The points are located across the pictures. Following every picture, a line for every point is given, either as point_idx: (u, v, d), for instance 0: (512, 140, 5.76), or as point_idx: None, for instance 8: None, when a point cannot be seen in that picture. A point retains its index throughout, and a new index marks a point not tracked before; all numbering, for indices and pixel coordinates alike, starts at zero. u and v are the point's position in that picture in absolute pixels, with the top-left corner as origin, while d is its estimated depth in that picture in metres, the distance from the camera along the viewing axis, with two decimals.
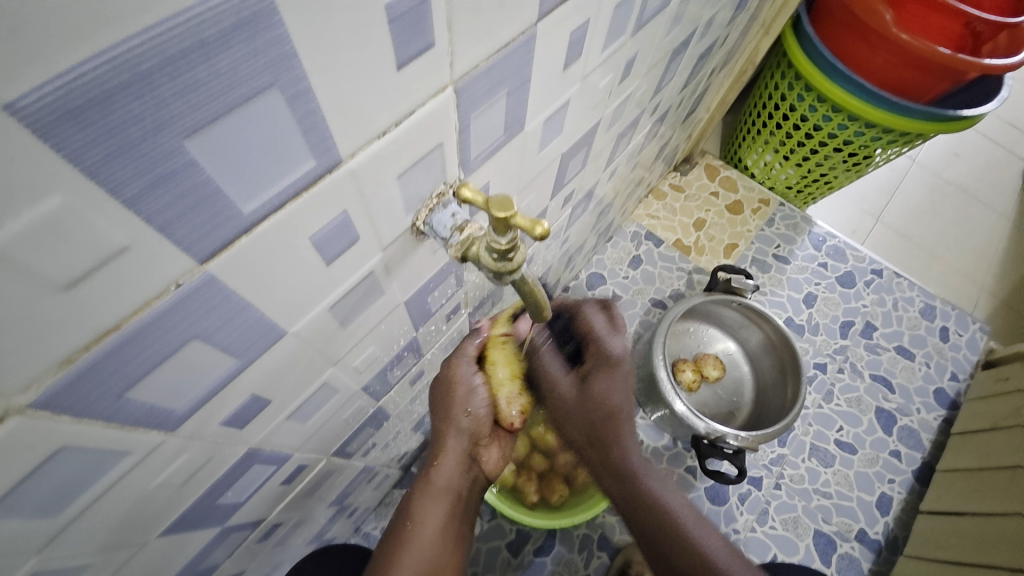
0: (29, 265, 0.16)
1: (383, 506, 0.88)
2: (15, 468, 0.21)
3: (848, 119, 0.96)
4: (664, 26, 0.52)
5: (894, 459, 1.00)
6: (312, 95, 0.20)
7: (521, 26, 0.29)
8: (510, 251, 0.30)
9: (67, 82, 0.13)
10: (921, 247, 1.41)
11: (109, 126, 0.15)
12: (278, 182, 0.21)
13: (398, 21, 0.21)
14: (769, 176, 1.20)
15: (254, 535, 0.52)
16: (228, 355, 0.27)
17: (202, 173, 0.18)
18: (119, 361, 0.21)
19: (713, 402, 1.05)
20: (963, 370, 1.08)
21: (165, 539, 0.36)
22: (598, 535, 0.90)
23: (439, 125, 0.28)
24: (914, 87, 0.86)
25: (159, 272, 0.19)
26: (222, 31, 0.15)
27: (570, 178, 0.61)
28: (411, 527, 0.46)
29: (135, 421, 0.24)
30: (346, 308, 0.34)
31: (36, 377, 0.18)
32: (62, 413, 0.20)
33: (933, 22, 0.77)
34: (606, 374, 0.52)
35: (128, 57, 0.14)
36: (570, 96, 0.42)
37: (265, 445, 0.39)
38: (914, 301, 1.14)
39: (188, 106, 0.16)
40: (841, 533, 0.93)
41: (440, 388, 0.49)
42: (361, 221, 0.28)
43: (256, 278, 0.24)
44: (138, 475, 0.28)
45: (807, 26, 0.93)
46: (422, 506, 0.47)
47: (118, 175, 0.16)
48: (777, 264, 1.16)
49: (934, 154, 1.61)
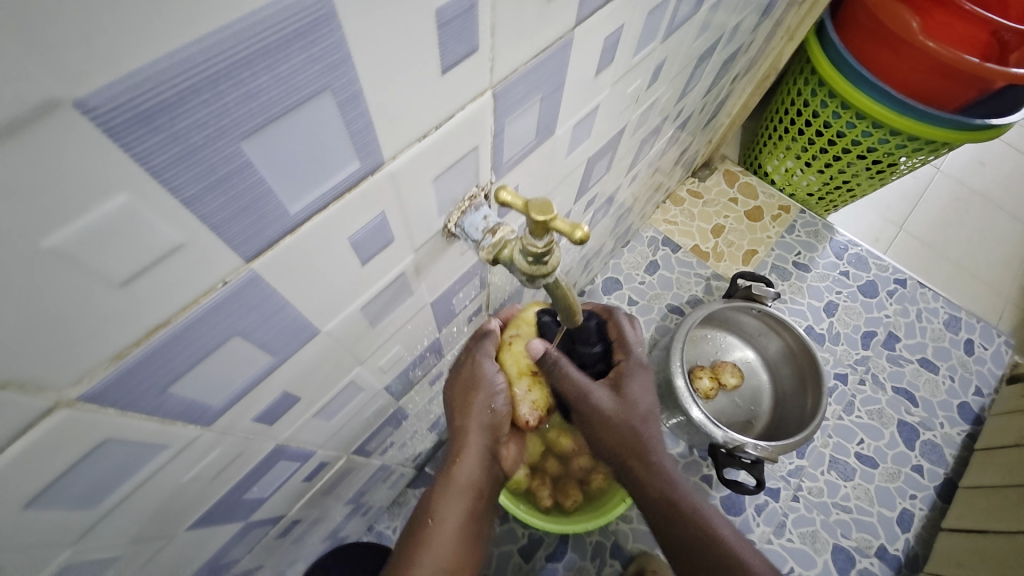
0: (90, 262, 0.16)
1: (396, 505, 0.88)
2: (61, 459, 0.21)
3: (873, 126, 0.94)
4: (693, 33, 0.51)
5: (917, 474, 0.97)
6: (362, 99, 0.20)
7: (559, 31, 0.29)
8: (546, 254, 0.30)
9: (138, 84, 0.13)
10: (945, 257, 1.37)
11: (175, 129, 0.15)
12: (324, 184, 0.21)
13: (447, 26, 0.21)
14: (790, 182, 1.19)
15: (274, 530, 0.52)
16: (265, 353, 0.27)
17: (255, 174, 0.18)
18: (165, 357, 0.21)
19: (730, 411, 1.03)
20: (989, 384, 1.06)
21: (192, 533, 0.37)
22: (611, 542, 0.89)
23: (476, 129, 0.28)
24: (939, 96, 0.84)
25: (209, 270, 0.20)
26: (284, 36, 0.16)
27: (593, 183, 0.60)
28: (432, 524, 0.45)
29: (174, 415, 0.25)
30: (375, 308, 0.34)
31: (89, 370, 0.19)
32: (108, 406, 0.21)
33: (959, 31, 0.76)
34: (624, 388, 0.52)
35: (198, 61, 0.14)
36: (599, 102, 0.42)
37: (291, 442, 0.39)
38: (938, 313, 1.12)
39: (248, 110, 0.16)
40: (860, 549, 0.91)
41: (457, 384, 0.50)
42: (396, 223, 0.29)
43: (296, 277, 0.24)
44: (173, 468, 0.28)
45: (831, 32, 0.91)
46: (444, 503, 0.46)
47: (179, 176, 0.16)
48: (798, 272, 1.14)
49: (960, 163, 1.57)
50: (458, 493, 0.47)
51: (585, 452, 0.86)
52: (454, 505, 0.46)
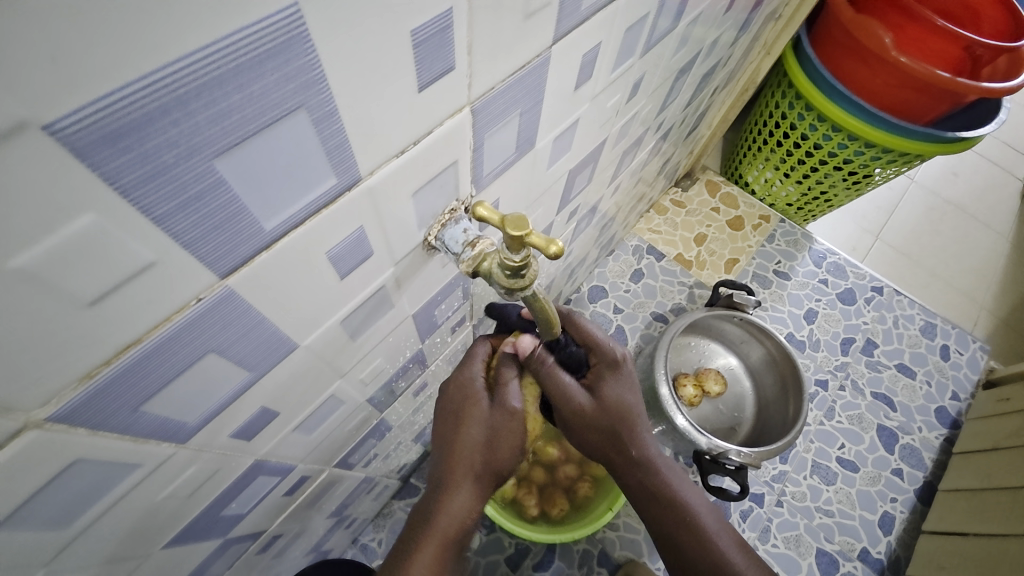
0: (58, 282, 0.16)
1: (381, 518, 0.86)
2: (29, 482, 0.21)
3: (848, 139, 0.97)
4: (671, 48, 0.53)
5: (897, 477, 0.99)
6: (337, 116, 0.20)
7: (536, 48, 0.29)
8: (523, 267, 0.30)
9: (106, 105, 0.13)
10: (920, 265, 1.41)
11: (145, 149, 0.15)
12: (300, 200, 0.21)
13: (422, 46, 0.21)
14: (770, 192, 1.22)
15: (254, 546, 0.51)
16: (241, 368, 0.27)
17: (228, 192, 0.18)
18: (138, 375, 0.21)
19: (714, 417, 1.04)
20: (963, 389, 1.08)
21: (168, 552, 0.36)
22: (598, 551, 0.89)
23: (455, 144, 0.29)
24: (914, 109, 0.87)
25: (182, 288, 0.20)
26: (256, 57, 0.16)
27: (576, 193, 0.61)
28: (408, 575, 0.42)
29: (148, 433, 0.24)
30: (356, 320, 0.34)
31: (57, 392, 0.18)
32: (79, 426, 0.20)
33: (932, 47, 0.79)
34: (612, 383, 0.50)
35: (167, 82, 0.14)
36: (579, 115, 0.43)
37: (271, 456, 0.38)
38: (914, 319, 1.15)
39: (219, 131, 0.16)
40: (843, 553, 0.92)
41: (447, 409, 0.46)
42: (375, 237, 0.29)
43: (272, 292, 0.24)
44: (147, 487, 0.28)
45: (807, 47, 0.94)
46: (422, 552, 0.43)
47: (150, 195, 0.16)
48: (779, 279, 1.16)
49: (932, 173, 1.63)
50: (436, 543, 0.43)
51: (571, 460, 0.89)
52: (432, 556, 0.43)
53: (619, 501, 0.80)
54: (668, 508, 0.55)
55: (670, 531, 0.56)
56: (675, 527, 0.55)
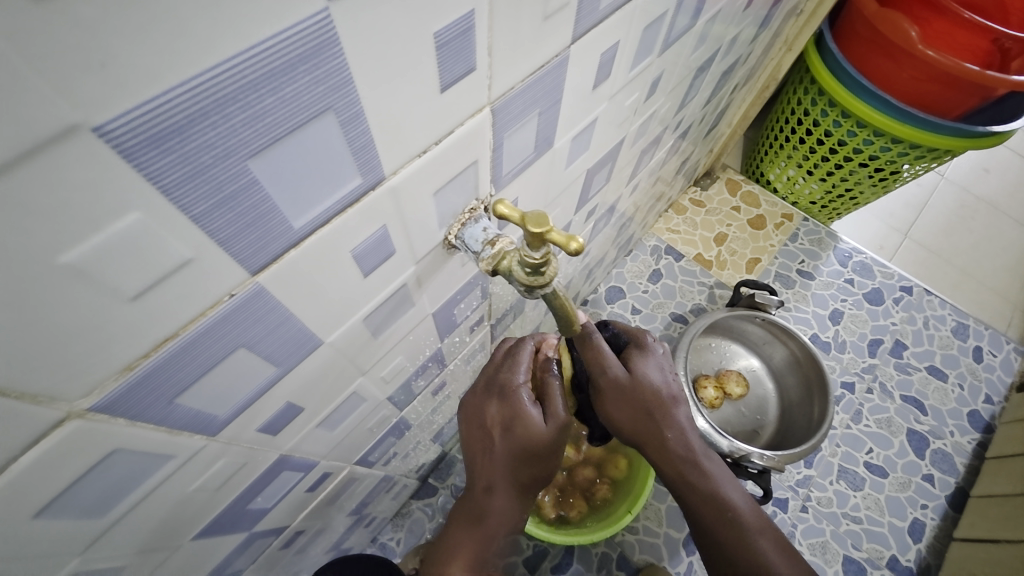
0: (102, 278, 0.17)
1: (400, 517, 0.87)
2: (72, 469, 0.22)
3: (874, 135, 0.95)
4: (690, 46, 0.52)
5: (928, 484, 0.96)
6: (364, 118, 0.21)
7: (555, 48, 0.29)
8: (543, 265, 0.31)
9: (151, 109, 0.14)
10: (951, 264, 1.37)
11: (185, 150, 0.16)
12: (326, 199, 0.22)
13: (445, 47, 0.22)
14: (792, 190, 1.19)
15: (277, 541, 0.52)
16: (269, 364, 0.28)
17: (261, 192, 0.19)
18: (174, 369, 0.22)
19: (736, 420, 1.03)
20: (999, 393, 1.04)
21: (198, 543, 0.37)
22: (617, 554, 0.88)
23: (475, 144, 0.29)
24: (942, 103, 0.84)
25: (217, 284, 0.20)
26: (289, 61, 0.16)
27: (594, 193, 0.61)
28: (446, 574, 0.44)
29: (181, 425, 0.25)
30: (378, 319, 0.35)
31: (99, 383, 0.19)
32: (118, 417, 0.21)
33: (960, 40, 0.77)
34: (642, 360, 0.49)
35: (206, 86, 0.15)
36: (597, 115, 0.43)
37: (295, 452, 0.39)
38: (945, 320, 1.11)
39: (254, 133, 0.17)
40: (871, 560, 0.89)
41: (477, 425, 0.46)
42: (398, 235, 0.29)
43: (299, 290, 0.25)
44: (178, 478, 0.29)
45: (830, 42, 0.92)
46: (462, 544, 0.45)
47: (189, 194, 0.17)
48: (802, 279, 1.14)
49: (964, 169, 1.57)
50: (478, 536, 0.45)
51: (589, 462, 0.89)
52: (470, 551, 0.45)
53: (639, 503, 0.80)
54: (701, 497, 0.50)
55: (709, 527, 0.50)
56: (713, 520, 0.49)
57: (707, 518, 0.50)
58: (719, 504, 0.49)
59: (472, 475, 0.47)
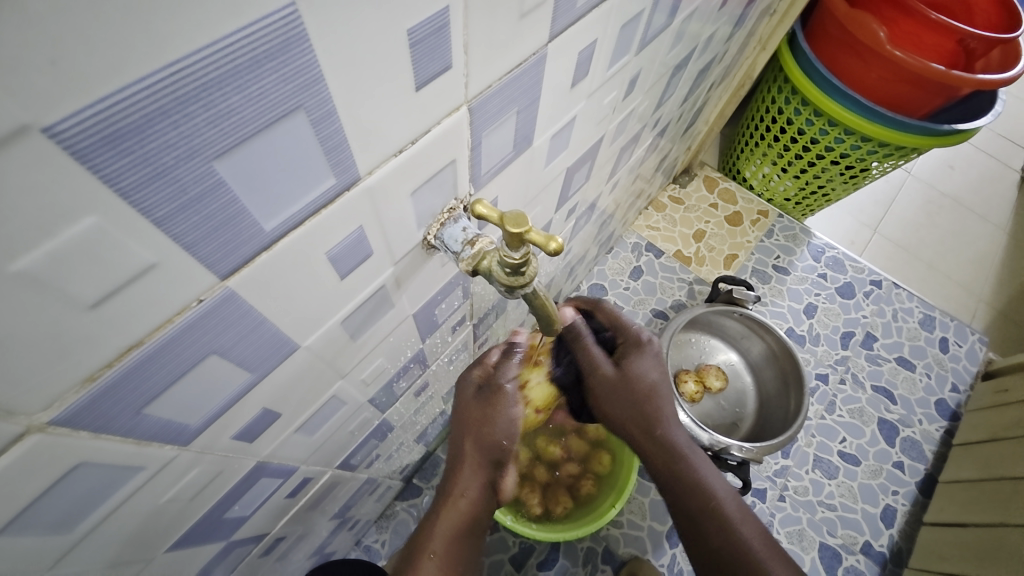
0: (59, 286, 0.16)
1: (384, 519, 0.86)
2: (32, 485, 0.21)
3: (844, 133, 0.97)
4: (667, 44, 0.53)
5: (898, 470, 0.99)
6: (336, 116, 0.20)
7: (533, 46, 0.29)
8: (523, 265, 0.30)
9: (105, 108, 0.13)
10: (918, 258, 1.42)
11: (145, 150, 0.15)
12: (300, 199, 0.21)
13: (419, 45, 0.22)
14: (768, 187, 1.22)
15: (257, 549, 0.51)
16: (243, 369, 0.27)
17: (229, 193, 0.18)
18: (140, 378, 0.21)
19: (716, 413, 1.05)
20: (963, 381, 1.09)
21: (172, 554, 0.36)
22: (602, 549, 0.89)
23: (452, 143, 0.29)
24: (909, 102, 0.87)
25: (183, 289, 0.20)
26: (255, 58, 0.16)
27: (574, 191, 0.61)
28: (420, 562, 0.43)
29: (151, 435, 0.24)
30: (356, 321, 0.34)
31: (59, 395, 0.19)
32: (81, 429, 0.20)
33: (926, 40, 0.79)
34: (637, 359, 0.51)
35: (165, 84, 0.14)
36: (577, 113, 0.43)
37: (273, 459, 0.38)
38: (913, 312, 1.15)
39: (218, 133, 0.17)
40: (846, 546, 0.92)
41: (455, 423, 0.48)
42: (375, 237, 0.29)
43: (272, 294, 0.24)
44: (149, 490, 0.28)
45: (803, 42, 0.94)
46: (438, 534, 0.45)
47: (151, 196, 0.16)
48: (778, 274, 1.16)
49: (929, 166, 1.63)
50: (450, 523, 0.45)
51: (573, 458, 0.89)
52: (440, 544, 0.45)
53: (624, 497, 0.81)
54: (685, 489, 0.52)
55: (696, 516, 0.51)
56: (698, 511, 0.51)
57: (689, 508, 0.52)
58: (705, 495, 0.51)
59: (452, 465, 0.48)
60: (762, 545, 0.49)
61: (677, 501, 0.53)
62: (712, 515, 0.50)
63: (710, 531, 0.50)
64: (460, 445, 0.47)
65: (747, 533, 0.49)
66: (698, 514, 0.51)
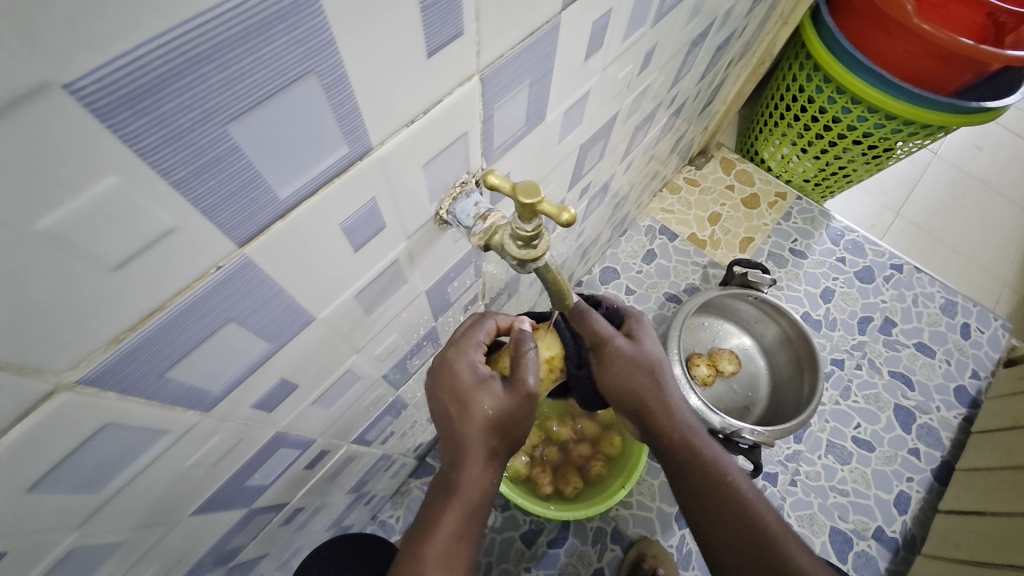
0: (82, 245, 0.16)
1: (398, 496, 0.89)
2: (62, 444, 0.22)
3: (869, 111, 0.94)
4: (684, 18, 0.51)
5: (913, 457, 0.98)
6: (348, 84, 0.20)
7: (545, 15, 0.29)
8: (535, 238, 0.31)
9: (122, 66, 0.14)
10: (941, 241, 1.38)
11: (162, 112, 0.15)
12: (312, 168, 0.22)
13: (431, 9, 0.21)
14: (786, 169, 1.19)
15: (277, 518, 0.53)
16: (261, 339, 0.27)
17: (243, 158, 0.19)
18: (162, 342, 0.22)
19: (728, 397, 1.04)
20: (984, 368, 1.06)
21: (196, 519, 0.37)
22: (611, 528, 0.90)
23: (464, 115, 0.29)
24: (936, 78, 0.84)
25: (202, 255, 0.20)
26: (265, 19, 0.16)
27: (587, 171, 0.61)
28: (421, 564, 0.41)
29: (174, 400, 0.25)
30: (371, 296, 0.34)
31: (86, 355, 0.19)
32: (108, 390, 0.21)
33: (954, 14, 0.75)
34: (612, 372, 0.50)
35: (181, 42, 0.14)
36: (590, 88, 0.42)
37: (291, 430, 0.39)
38: (935, 297, 1.12)
39: (232, 96, 0.17)
40: (858, 531, 0.92)
41: (447, 410, 0.44)
42: (387, 209, 0.29)
43: (289, 264, 0.25)
44: (173, 455, 0.29)
45: (827, 15, 0.90)
46: (446, 522, 0.43)
47: (167, 158, 0.16)
48: (795, 258, 1.14)
49: (956, 147, 1.57)
50: (459, 513, 0.43)
51: (584, 440, 0.89)
52: (457, 526, 0.43)
53: (633, 478, 0.81)
54: (697, 466, 0.52)
55: (702, 494, 0.52)
56: (703, 490, 0.52)
57: (709, 507, 0.52)
58: (716, 471, 0.52)
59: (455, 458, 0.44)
60: (775, 522, 0.50)
61: (682, 478, 0.53)
62: (724, 493, 0.51)
63: (724, 514, 0.50)
64: (462, 443, 0.43)
65: (760, 508, 0.50)
66: (703, 479, 0.52)
